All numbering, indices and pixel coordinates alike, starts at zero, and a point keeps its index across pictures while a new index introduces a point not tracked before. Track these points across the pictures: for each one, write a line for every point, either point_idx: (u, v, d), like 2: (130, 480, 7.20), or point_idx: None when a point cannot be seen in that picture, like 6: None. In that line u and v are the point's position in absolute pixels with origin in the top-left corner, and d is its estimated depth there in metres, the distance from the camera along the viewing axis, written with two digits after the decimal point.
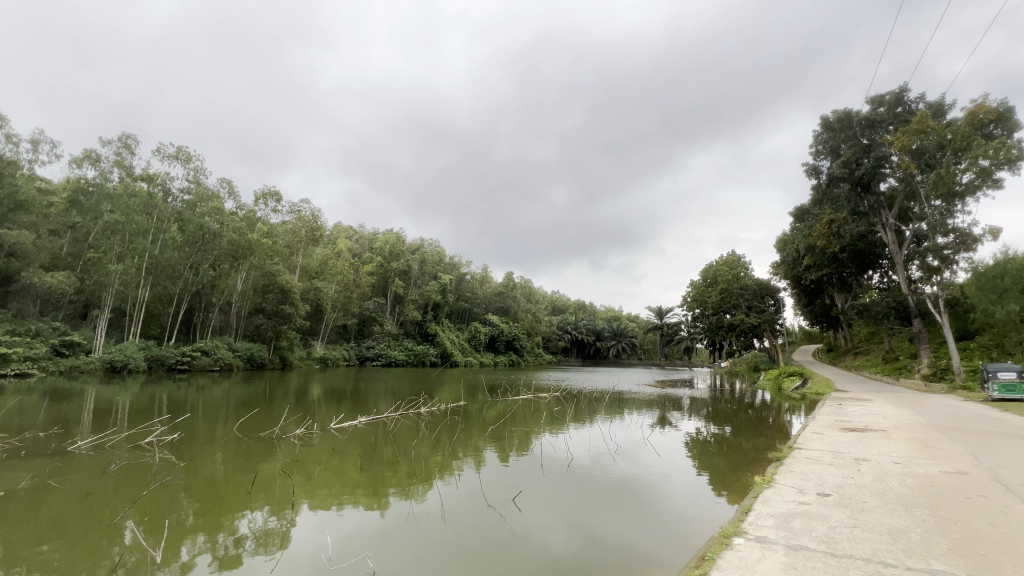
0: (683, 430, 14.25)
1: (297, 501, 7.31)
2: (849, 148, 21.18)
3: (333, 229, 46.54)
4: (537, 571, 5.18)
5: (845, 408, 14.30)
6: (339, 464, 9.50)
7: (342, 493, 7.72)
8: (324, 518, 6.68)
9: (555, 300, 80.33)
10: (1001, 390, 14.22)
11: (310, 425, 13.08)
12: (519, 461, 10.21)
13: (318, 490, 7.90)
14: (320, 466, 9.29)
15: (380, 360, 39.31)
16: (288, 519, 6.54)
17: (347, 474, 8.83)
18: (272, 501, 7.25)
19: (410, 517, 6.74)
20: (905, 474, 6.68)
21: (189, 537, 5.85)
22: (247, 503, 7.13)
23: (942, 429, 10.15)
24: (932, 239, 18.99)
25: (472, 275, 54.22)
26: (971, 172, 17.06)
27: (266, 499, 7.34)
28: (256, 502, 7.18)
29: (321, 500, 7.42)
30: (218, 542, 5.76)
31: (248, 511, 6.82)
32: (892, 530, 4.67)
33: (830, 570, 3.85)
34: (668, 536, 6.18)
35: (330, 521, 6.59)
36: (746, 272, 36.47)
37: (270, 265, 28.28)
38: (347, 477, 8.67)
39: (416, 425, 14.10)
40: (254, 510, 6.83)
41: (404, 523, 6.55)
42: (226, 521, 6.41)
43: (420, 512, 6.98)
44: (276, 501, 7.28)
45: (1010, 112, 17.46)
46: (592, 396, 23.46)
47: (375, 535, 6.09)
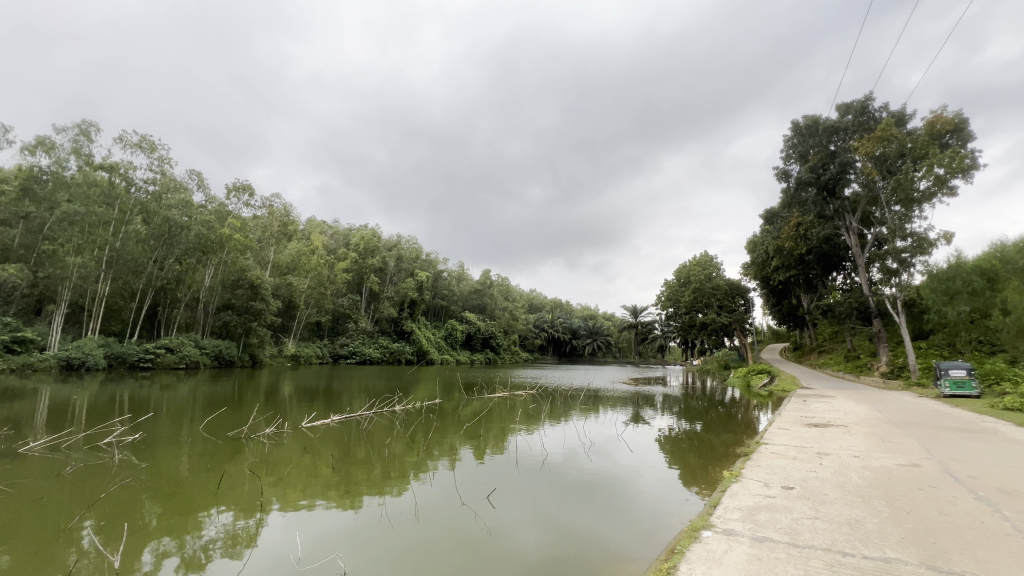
0: (656, 428, 14.48)
1: (266, 502, 7.15)
2: (816, 154, 21.93)
3: (308, 224, 45.58)
4: (508, 569, 5.19)
5: (809, 404, 14.87)
6: (310, 464, 9.32)
7: (314, 493, 7.60)
8: (294, 519, 6.55)
9: (532, 298, 80.57)
10: (953, 386, 15.00)
11: (280, 425, 12.71)
12: (495, 460, 10.15)
13: (287, 491, 7.71)
14: (291, 466, 9.12)
15: (354, 358, 38.67)
16: (257, 521, 6.38)
17: (320, 474, 8.65)
18: (240, 501, 7.10)
19: (383, 517, 6.65)
20: (864, 468, 6.98)
21: (153, 540, 5.67)
22: (214, 503, 6.96)
23: (898, 424, 10.68)
24: (892, 242, 19.90)
25: (449, 272, 53.87)
26: (928, 179, 17.95)
27: (234, 500, 7.16)
28: (223, 502, 7.01)
29: (291, 500, 7.26)
30: (185, 544, 5.61)
31: (215, 512, 6.66)
32: (851, 521, 4.87)
33: (792, 560, 3.99)
34: (639, 531, 6.27)
35: (300, 521, 6.46)
36: (717, 272, 37.55)
37: (240, 260, 27.50)
38: (320, 477, 8.53)
39: (390, 424, 13.99)
40: (220, 511, 6.66)
41: (377, 522, 6.49)
42: (190, 524, 6.20)
43: (394, 510, 6.94)
44: (244, 502, 7.10)
45: (964, 123, 18.33)
46: (567, 393, 23.67)
47: (345, 535, 6.00)
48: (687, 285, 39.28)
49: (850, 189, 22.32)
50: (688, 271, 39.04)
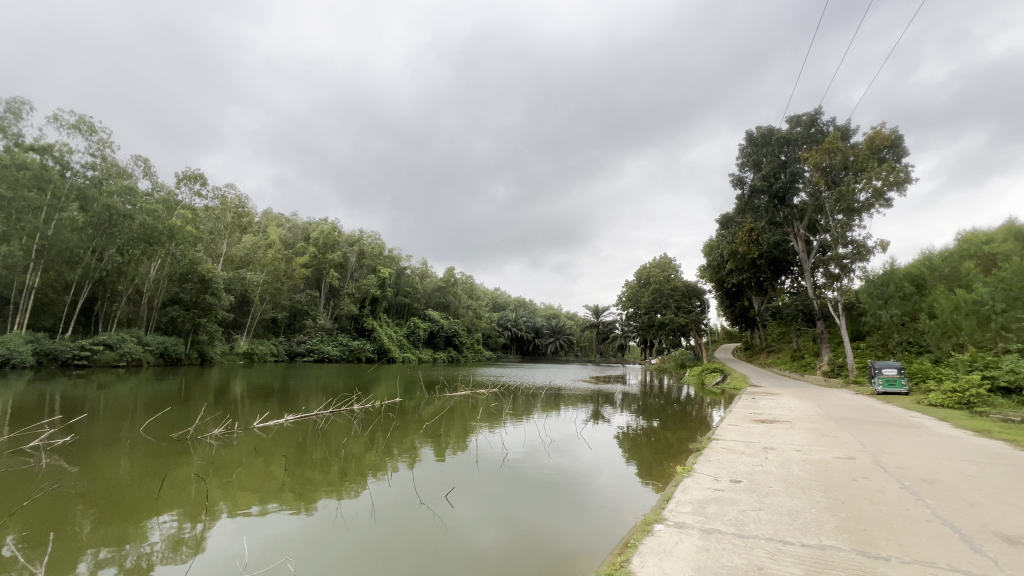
0: (615, 425, 14.85)
1: (214, 506, 6.81)
2: (768, 163, 23.02)
3: (264, 216, 43.77)
4: (464, 566, 5.19)
5: (758, 401, 15.59)
6: (263, 464, 9.01)
7: (267, 496, 7.31)
8: (244, 523, 6.25)
9: (496, 297, 80.52)
10: (885, 384, 16.14)
11: (230, 425, 12.17)
12: (456, 459, 10.05)
13: (237, 494, 7.38)
14: (242, 467, 8.76)
15: (312, 356, 37.43)
16: (203, 526, 6.06)
17: (274, 476, 8.34)
18: (185, 506, 6.74)
19: (338, 518, 6.48)
20: (805, 461, 7.39)
21: (88, 548, 5.32)
22: (156, 508, 6.58)
23: (836, 419, 11.40)
24: (835, 249, 21.18)
25: (412, 269, 53.08)
26: (867, 191, 19.26)
27: (178, 504, 6.79)
28: (166, 507, 6.64)
29: (241, 504, 6.97)
30: (125, 552, 5.27)
31: (158, 517, 6.31)
32: (791, 511, 5.15)
33: (737, 550, 4.18)
34: (594, 526, 6.40)
35: (249, 525, 6.19)
36: (676, 274, 38.85)
37: (190, 252, 26.12)
38: (274, 478, 8.22)
39: (348, 423, 13.67)
40: (164, 517, 6.30)
41: (331, 523, 6.32)
42: (131, 531, 5.85)
43: (350, 511, 6.78)
44: (190, 506, 6.75)
45: (900, 139, 19.71)
46: (529, 392, 23.79)
47: (298, 537, 5.82)
48: (646, 286, 40.43)
49: (798, 198, 23.59)
50: (648, 272, 40.19)
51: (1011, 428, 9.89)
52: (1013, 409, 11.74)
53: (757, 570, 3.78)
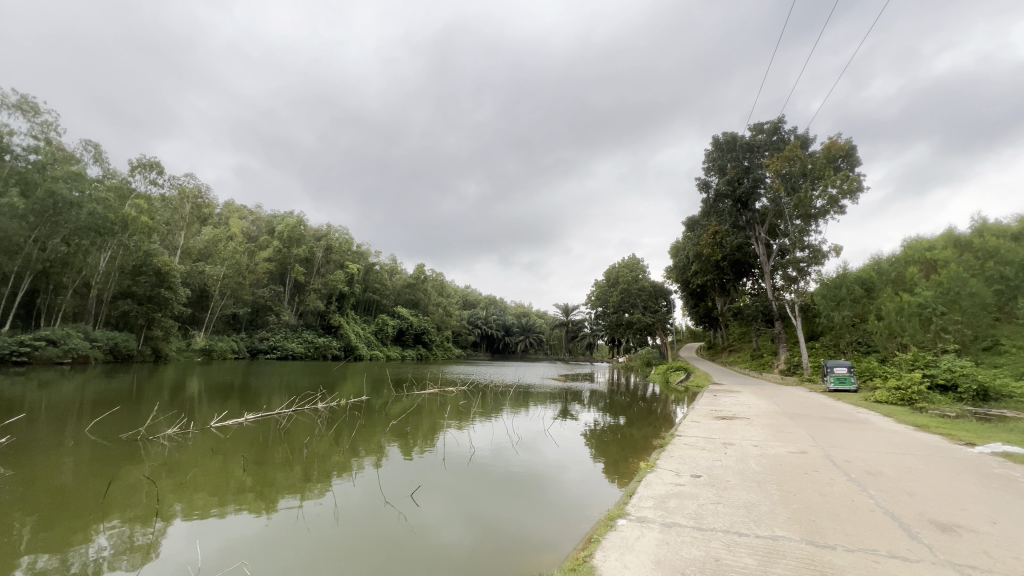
0: (583, 422, 15.05)
1: (167, 509, 6.52)
2: (733, 168, 23.81)
3: (226, 208, 42.07)
4: (429, 565, 5.16)
5: (719, 399, 16.12)
6: (222, 465, 8.71)
7: (225, 498, 7.05)
8: (199, 527, 6.02)
9: (467, 295, 80.07)
10: (836, 381, 17.01)
11: (184, 425, 11.62)
12: (423, 458, 9.96)
13: (192, 496, 7.10)
14: (199, 468, 8.43)
15: (275, 353, 36.23)
16: (155, 532, 5.77)
17: (232, 478, 8.04)
18: (136, 509, 6.45)
19: (299, 520, 6.32)
20: (760, 456, 7.70)
21: (28, 556, 5.00)
22: (104, 512, 6.25)
23: (790, 415, 11.95)
24: (793, 252, 22.14)
25: (381, 265, 52.12)
26: (823, 198, 20.24)
27: (128, 508, 6.47)
28: (116, 511, 6.32)
29: (196, 507, 6.69)
30: (70, 558, 5.00)
31: (105, 522, 5.98)
32: (747, 504, 5.35)
33: (695, 542, 4.30)
34: (560, 523, 6.48)
35: (206, 529, 5.96)
36: (643, 274, 39.73)
37: (144, 244, 24.82)
38: (232, 480, 7.94)
39: (313, 422, 13.35)
40: (112, 521, 6.00)
41: (292, 526, 6.15)
42: (76, 537, 5.53)
43: (311, 513, 6.61)
44: (141, 510, 6.44)
45: (854, 150, 20.78)
46: (498, 390, 23.79)
47: (256, 541, 5.62)
48: (615, 286, 41.15)
49: (759, 203, 24.52)
50: (617, 272, 40.94)
51: (947, 423, 10.57)
52: (949, 405, 12.57)
53: (714, 561, 3.90)
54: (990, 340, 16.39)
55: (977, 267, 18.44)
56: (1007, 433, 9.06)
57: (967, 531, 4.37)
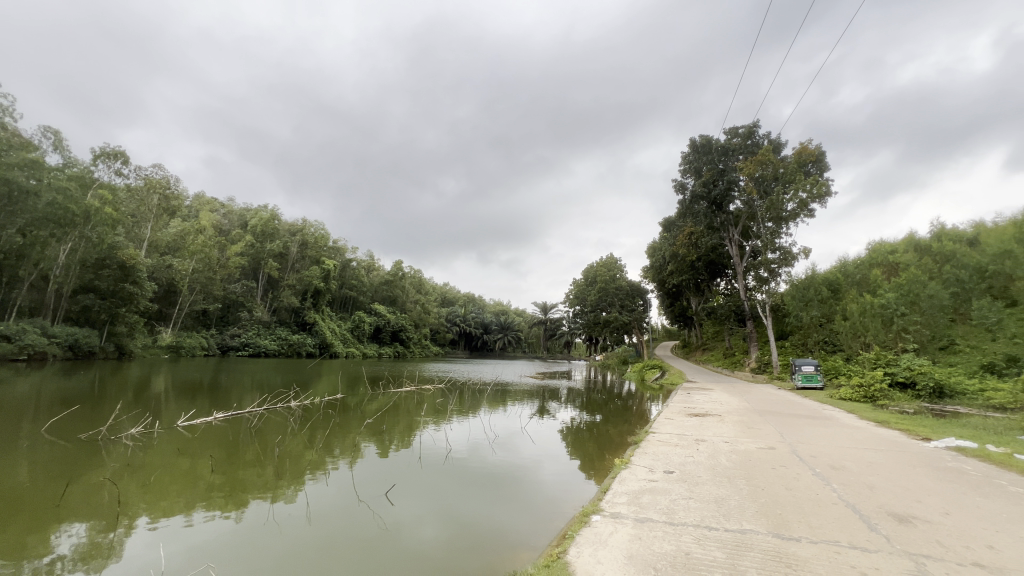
0: (560, 419, 15.15)
1: (131, 512, 6.28)
2: (708, 170, 24.28)
3: (196, 200, 40.71)
4: (404, 564, 5.11)
5: (692, 396, 16.44)
6: (189, 465, 8.42)
7: (191, 499, 6.83)
8: (165, 529, 5.81)
9: (445, 292, 79.50)
10: (804, 379, 17.58)
11: (149, 425, 11.16)
12: (399, 456, 9.84)
13: (156, 498, 6.85)
14: (165, 469, 8.14)
15: (247, 350, 35.28)
16: (117, 535, 5.55)
17: (198, 479, 7.77)
18: (97, 512, 6.19)
19: (271, 521, 6.15)
20: (731, 452, 7.89)
21: None
22: (61, 516, 5.97)
23: (760, 412, 12.29)
24: (764, 254, 22.77)
25: (358, 262, 51.26)
26: (794, 202, 20.86)
27: (89, 511, 6.21)
28: (74, 514, 6.05)
29: (162, 509, 6.47)
30: (24, 565, 4.75)
31: (63, 526, 5.72)
32: (717, 498, 5.47)
33: (667, 537, 4.38)
34: (535, 520, 6.51)
35: (171, 532, 5.75)
36: (621, 274, 40.22)
37: (109, 236, 23.67)
38: (199, 481, 7.67)
39: (285, 420, 13.06)
40: (71, 526, 5.73)
41: (263, 526, 6.01)
42: (31, 542, 5.27)
43: (283, 513, 6.47)
44: (102, 512, 6.19)
45: (823, 155, 21.49)
46: (475, 388, 23.73)
47: (225, 543, 5.46)
48: (593, 284, 41.54)
49: (733, 205, 25.09)
50: (595, 271, 41.34)
51: (905, 419, 11.07)
52: (908, 402, 13.13)
53: (685, 555, 3.97)
54: (946, 340, 17.01)
55: (935, 270, 19.31)
56: (960, 428, 9.54)
57: (922, 522, 4.57)
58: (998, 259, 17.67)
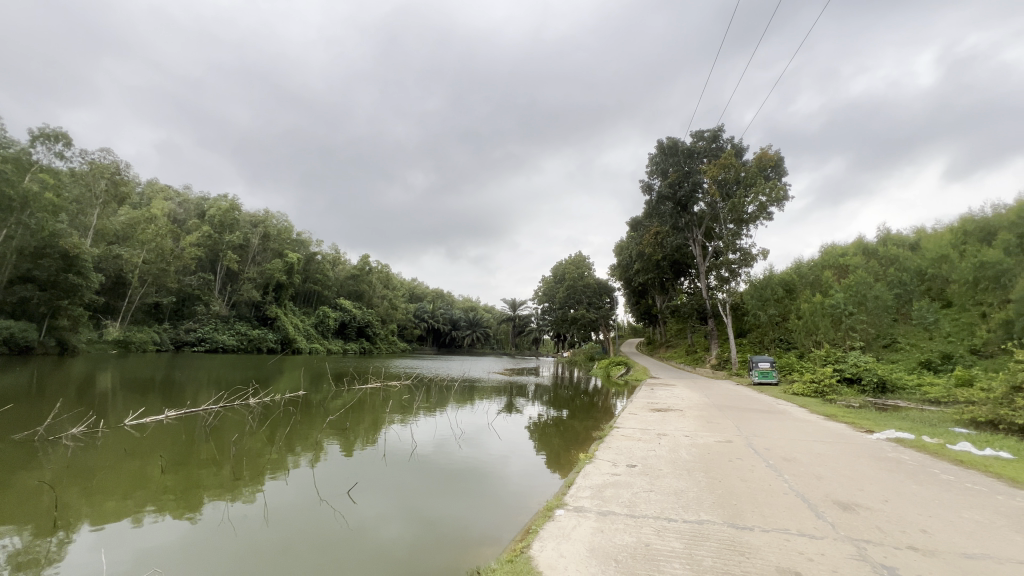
0: (527, 415, 15.24)
1: (73, 516, 5.91)
2: (674, 172, 24.84)
3: (148, 187, 38.59)
4: (366, 563, 5.01)
5: (655, 392, 16.86)
6: (137, 466, 7.99)
7: (142, 501, 6.50)
8: (111, 534, 5.50)
9: (413, 288, 78.39)
10: (760, 375, 18.33)
11: (93, 424, 10.53)
12: (363, 454, 9.62)
13: (102, 502, 6.46)
14: (110, 471, 7.69)
15: (203, 345, 33.81)
16: (58, 541, 5.21)
17: (148, 480, 7.38)
18: (36, 517, 5.79)
19: (227, 523, 5.91)
20: (691, 445, 8.13)
21: None
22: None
23: (719, 407, 12.73)
24: (726, 254, 23.53)
25: (323, 255, 49.87)
26: (754, 204, 21.65)
27: (26, 517, 5.80)
28: (9, 521, 5.64)
29: (107, 513, 6.11)
30: None
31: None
32: (677, 490, 5.64)
33: (628, 530, 4.46)
34: (499, 515, 6.52)
35: (119, 536, 5.45)
36: (589, 271, 40.74)
37: (51, 223, 22.06)
38: (149, 482, 7.29)
39: (243, 418, 12.58)
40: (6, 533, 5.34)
41: (218, 528, 5.76)
42: None
43: (239, 514, 6.23)
44: (42, 518, 5.80)
45: (782, 160, 22.39)
46: (442, 384, 23.57)
47: (177, 547, 5.21)
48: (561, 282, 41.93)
49: (697, 207, 25.78)
50: (563, 268, 41.72)
51: (851, 413, 11.71)
52: (855, 396, 13.95)
53: (644, 546, 4.06)
54: (889, 338, 18.05)
55: (880, 272, 20.51)
56: (899, 421, 10.19)
57: (863, 509, 4.84)
58: (936, 263, 18.96)
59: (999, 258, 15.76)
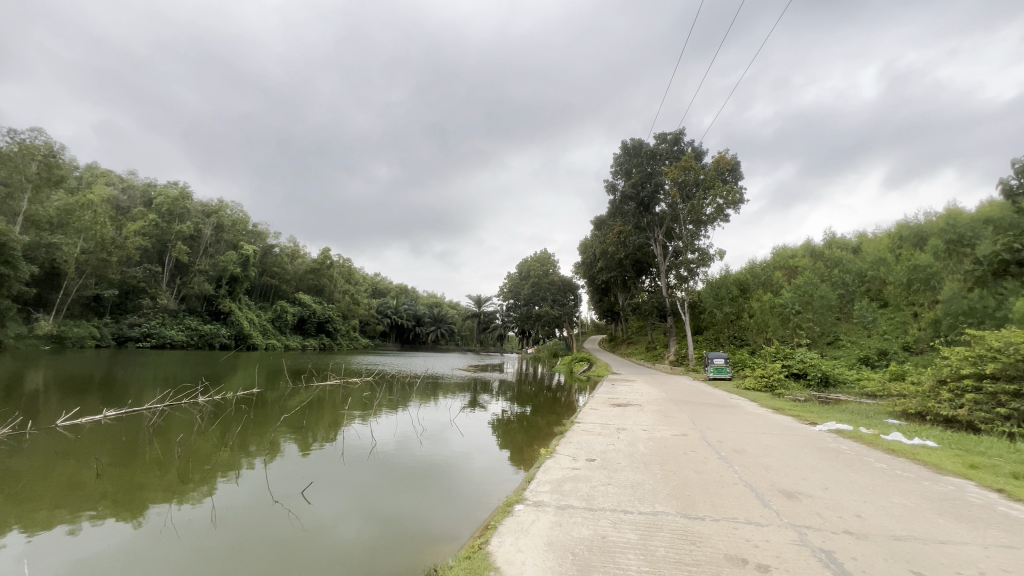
0: (490, 412, 15.20)
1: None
2: (637, 172, 25.34)
3: (88, 171, 35.97)
4: (322, 564, 4.85)
5: (617, 387, 17.22)
6: (70, 471, 7.41)
7: (77, 508, 6.05)
8: (40, 542, 5.07)
9: (376, 283, 76.74)
10: (715, 370, 19.04)
11: (20, 426, 9.74)
12: (322, 453, 9.30)
13: (31, 509, 5.96)
14: (39, 476, 7.11)
15: (149, 342, 31.93)
16: None
17: (84, 485, 6.87)
18: None
19: (172, 527, 5.57)
20: (648, 439, 8.33)
21: None
22: None
23: (676, 402, 13.11)
24: (685, 254, 24.24)
25: (281, 248, 48.10)
26: (713, 207, 22.41)
27: None
28: None
29: (37, 521, 5.65)
30: None
31: None
32: (633, 483, 5.75)
33: (586, 523, 4.50)
34: (460, 513, 6.46)
35: (50, 544, 5.04)
36: (554, 269, 41.09)
37: None
38: (84, 487, 6.79)
39: (192, 417, 11.96)
40: None
41: (162, 533, 5.42)
42: None
43: (183, 517, 5.90)
44: None
45: (738, 165, 23.25)
46: (405, 381, 23.21)
47: (117, 554, 4.87)
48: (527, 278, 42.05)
49: (659, 207, 26.41)
50: (528, 265, 41.87)
51: (797, 406, 12.36)
52: (800, 390, 14.67)
53: (601, 538, 4.11)
54: (832, 336, 19.03)
55: (826, 273, 21.69)
56: (840, 413, 10.81)
57: (806, 497, 5.09)
58: (875, 265, 20.18)
59: (930, 262, 16.98)
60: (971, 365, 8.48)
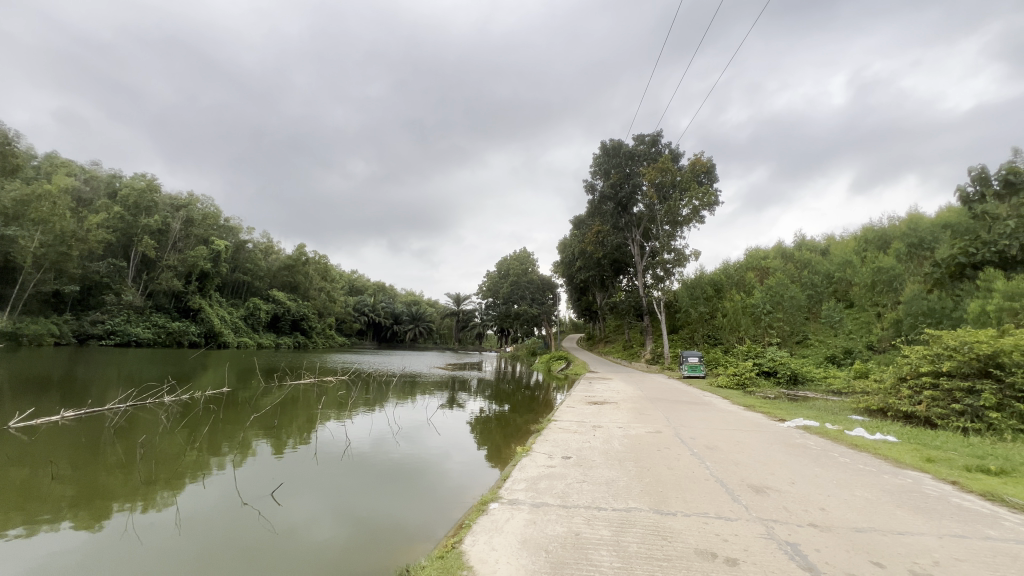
0: (468, 411, 15.11)
1: None
2: (616, 173, 25.57)
3: (47, 161, 34.35)
4: (295, 566, 4.73)
5: (594, 386, 17.34)
6: (24, 475, 7.03)
7: (33, 514, 5.75)
8: None
9: (353, 280, 75.52)
10: (689, 369, 19.38)
11: None
12: (296, 454, 9.09)
13: None
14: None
15: (113, 339, 30.67)
16: None
17: (40, 490, 6.53)
18: None
19: (135, 533, 5.33)
20: (623, 436, 8.40)
21: None
22: None
23: (651, 399, 13.29)
24: (662, 254, 24.58)
25: (254, 244, 46.87)
26: (689, 208, 22.81)
27: None
28: None
29: None
30: None
31: None
32: (607, 480, 5.78)
33: (560, 520, 4.48)
34: (435, 512, 6.39)
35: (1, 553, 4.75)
36: (533, 267, 41.17)
37: None
38: (41, 492, 6.45)
39: (158, 417, 11.53)
40: None
41: (125, 538, 5.19)
42: None
43: (147, 522, 5.66)
44: None
45: (713, 167, 23.72)
46: (381, 380, 22.89)
47: (75, 561, 4.64)
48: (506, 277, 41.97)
49: (637, 208, 26.71)
50: (507, 264, 41.83)
51: (767, 403, 12.66)
52: (770, 388, 15.04)
53: (574, 535, 4.11)
54: (801, 335, 19.66)
55: (796, 274, 22.31)
56: (808, 410, 11.11)
57: (774, 491, 5.21)
58: (842, 267, 20.85)
59: (893, 264, 17.66)
60: (929, 364, 8.80)
